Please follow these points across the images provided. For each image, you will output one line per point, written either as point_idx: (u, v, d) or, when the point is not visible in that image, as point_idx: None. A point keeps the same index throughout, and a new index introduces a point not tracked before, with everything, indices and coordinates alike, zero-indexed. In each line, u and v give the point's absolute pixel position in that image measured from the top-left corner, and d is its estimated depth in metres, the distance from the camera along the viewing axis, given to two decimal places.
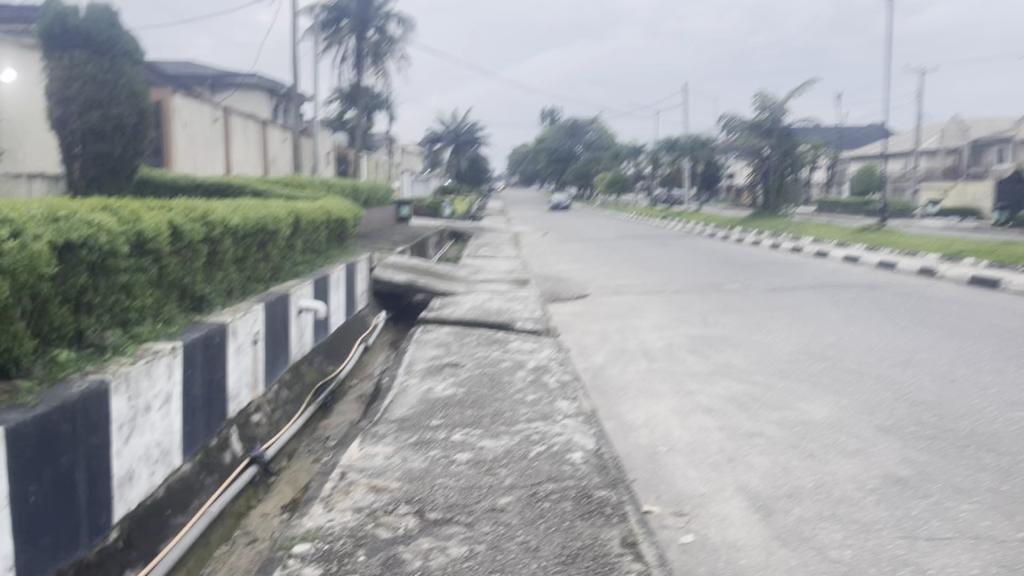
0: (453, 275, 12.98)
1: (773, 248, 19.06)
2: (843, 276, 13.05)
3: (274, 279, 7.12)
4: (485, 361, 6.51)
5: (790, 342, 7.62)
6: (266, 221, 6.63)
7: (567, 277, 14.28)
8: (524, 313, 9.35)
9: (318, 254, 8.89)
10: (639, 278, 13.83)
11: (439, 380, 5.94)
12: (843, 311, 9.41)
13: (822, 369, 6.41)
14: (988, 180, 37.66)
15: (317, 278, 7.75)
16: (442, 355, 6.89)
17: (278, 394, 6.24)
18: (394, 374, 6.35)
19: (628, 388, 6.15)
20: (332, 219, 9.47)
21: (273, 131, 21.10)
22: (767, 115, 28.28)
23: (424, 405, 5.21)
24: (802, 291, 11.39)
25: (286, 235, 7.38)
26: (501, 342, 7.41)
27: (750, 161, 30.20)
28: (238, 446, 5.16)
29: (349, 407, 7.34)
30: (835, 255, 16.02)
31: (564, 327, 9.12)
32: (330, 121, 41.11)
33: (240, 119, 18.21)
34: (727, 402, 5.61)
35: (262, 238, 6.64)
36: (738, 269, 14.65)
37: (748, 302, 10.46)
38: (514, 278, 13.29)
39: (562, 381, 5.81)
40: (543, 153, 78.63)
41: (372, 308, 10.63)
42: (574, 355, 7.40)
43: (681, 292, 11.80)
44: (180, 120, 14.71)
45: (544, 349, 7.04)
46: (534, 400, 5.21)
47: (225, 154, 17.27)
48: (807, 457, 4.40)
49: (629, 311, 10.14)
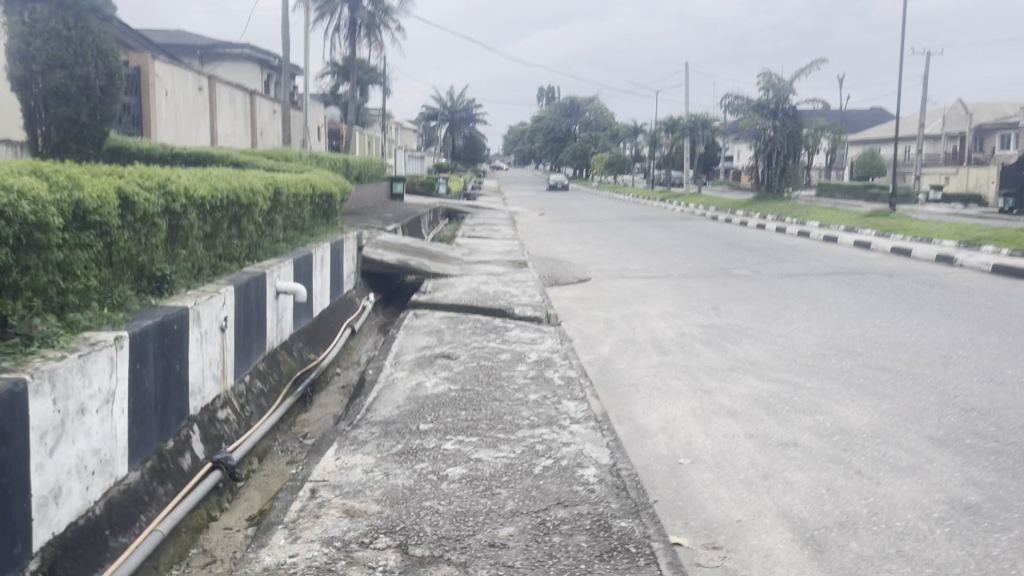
0: (446, 255, 12.33)
1: (780, 231, 18.45)
2: (855, 262, 12.45)
3: (249, 258, 6.47)
4: (480, 352, 5.87)
5: (812, 334, 7.02)
6: (239, 192, 5.96)
7: (566, 260, 13.64)
8: (523, 298, 8.73)
9: (301, 231, 8.24)
10: (642, 261, 13.19)
11: (429, 374, 5.30)
12: (863, 301, 8.81)
13: (852, 367, 5.81)
14: (993, 166, 37.10)
15: (298, 257, 7.11)
16: (434, 344, 6.25)
17: (251, 385, 5.62)
18: (380, 366, 5.71)
19: (639, 384, 5.54)
20: (317, 193, 8.80)
21: (262, 103, 20.32)
22: (771, 95, 27.61)
23: (412, 405, 4.58)
24: (816, 278, 10.78)
25: (263, 209, 6.73)
26: (499, 330, 6.78)
27: (754, 142, 29.55)
28: (199, 448, 4.53)
29: (330, 400, 6.72)
30: (845, 241, 15.41)
31: (566, 313, 8.50)
32: (323, 95, 40.20)
33: (227, 89, 17.43)
34: (752, 404, 5.00)
35: (234, 212, 5.99)
36: (744, 253, 14.04)
37: (761, 290, 9.84)
38: (511, 260, 12.63)
39: (567, 377, 5.19)
40: (540, 132, 77.72)
41: (361, 289, 9.98)
42: (578, 346, 6.78)
43: (688, 276, 11.19)
44: (161, 87, 13.96)
45: (546, 340, 6.40)
46: (536, 400, 4.60)
47: (210, 125, 16.49)
48: (854, 474, 3.79)
49: (633, 297, 9.53)
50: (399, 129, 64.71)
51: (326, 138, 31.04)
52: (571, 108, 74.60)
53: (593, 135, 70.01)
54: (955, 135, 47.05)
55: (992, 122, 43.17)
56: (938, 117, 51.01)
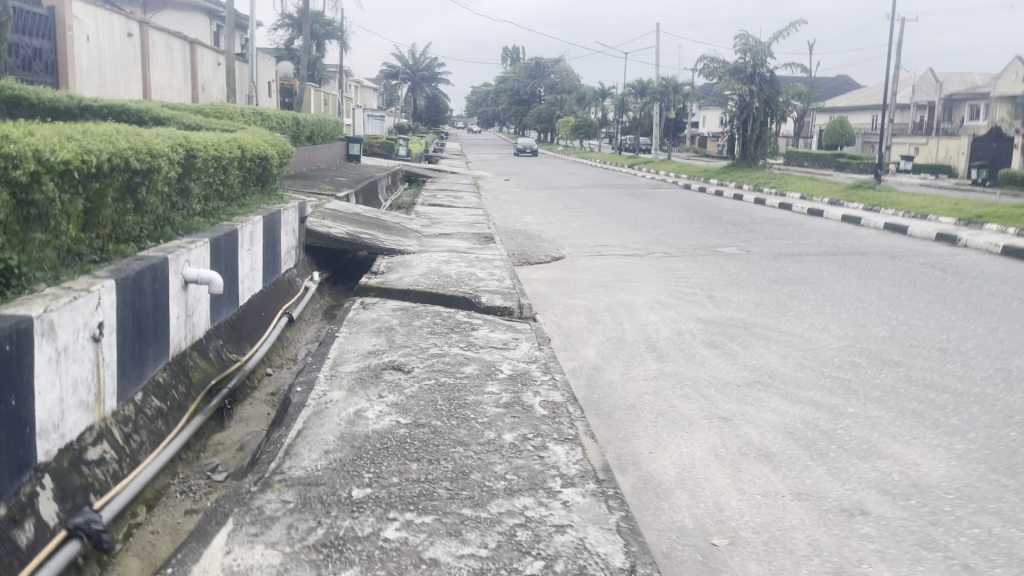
0: (404, 227, 11.05)
1: (760, 202, 17.46)
2: (849, 241, 11.45)
3: (150, 240, 5.17)
4: (438, 363, 4.66)
5: (832, 334, 5.94)
6: (134, 157, 4.63)
7: (537, 233, 12.48)
8: (490, 282, 7.52)
9: (228, 202, 6.93)
10: (618, 236, 12.05)
11: (373, 398, 4.10)
12: (875, 288, 7.79)
13: (897, 384, 4.74)
14: (963, 138, 36.48)
15: (218, 236, 5.82)
16: (381, 349, 5.04)
17: (143, 406, 4.36)
18: (311, 382, 4.50)
19: (640, 407, 4.42)
20: (249, 157, 7.46)
21: (204, 54, 18.69)
22: (749, 58, 26.59)
23: (346, 452, 3.38)
24: (812, 259, 9.74)
25: (172, 176, 5.40)
26: (462, 329, 5.58)
27: (729, 108, 28.49)
28: (49, 511, 3.30)
29: (255, 414, 5.47)
30: (833, 215, 14.44)
31: (540, 301, 7.35)
32: (277, 50, 38.17)
33: (163, 36, 15.75)
34: (788, 441, 3.89)
35: (127, 180, 4.67)
36: (728, 228, 12.97)
37: (756, 273, 8.76)
38: (476, 233, 11.41)
39: (551, 403, 4.02)
40: (505, 93, 75.90)
41: (303, 267, 8.70)
42: (558, 348, 5.64)
43: (672, 255, 10.09)
44: (80, 30, 12.37)
45: (521, 344, 5.22)
46: (513, 445, 3.44)
47: (142, 77, 14.86)
48: (961, 572, 2.71)
49: (615, 280, 8.39)
50: (359, 88, 62.55)
51: (278, 94, 29.31)
52: (537, 69, 72.86)
53: (558, 98, 68.38)
54: (924, 104, 46.50)
55: (962, 92, 42.60)
56: (908, 84, 50.33)
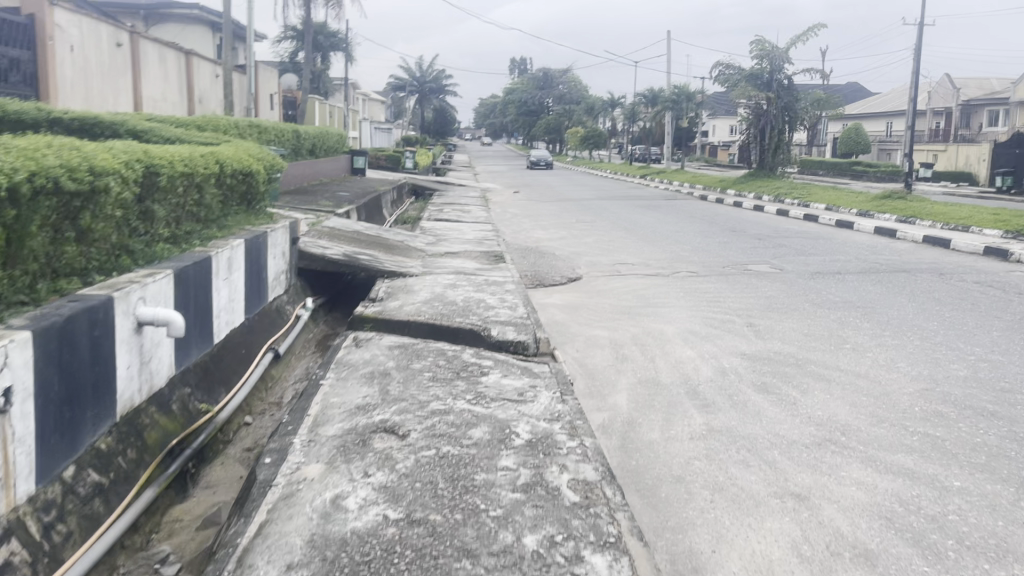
0: (407, 246, 10.23)
1: (784, 213, 16.58)
2: (888, 256, 10.59)
3: (98, 275, 4.36)
4: (440, 425, 3.80)
5: (903, 374, 5.06)
6: (70, 175, 3.83)
7: (549, 250, 11.64)
8: (501, 311, 6.68)
9: (204, 223, 6.11)
10: (637, 253, 11.22)
11: (357, 478, 3.24)
12: (933, 313, 6.93)
13: (1002, 444, 3.87)
14: (984, 144, 35.51)
15: (185, 267, 4.99)
16: (372, 404, 4.17)
17: (74, 484, 3.52)
18: (284, 450, 3.65)
19: (692, 480, 3.57)
20: (231, 172, 6.66)
21: (201, 66, 17.95)
22: (766, 63, 25.75)
23: (315, 570, 2.53)
24: (853, 278, 8.89)
25: (128, 199, 4.59)
26: (469, 374, 4.71)
27: (744, 115, 27.64)
28: None
29: (225, 476, 4.63)
30: (866, 227, 13.55)
31: (558, 332, 6.51)
32: (280, 63, 37.47)
33: (156, 46, 15.01)
34: (888, 533, 3.03)
35: (67, 206, 3.87)
36: (755, 242, 12.10)
37: (796, 295, 7.90)
38: (484, 252, 10.59)
39: (582, 484, 3.16)
40: (513, 104, 75.29)
41: (295, 294, 7.90)
42: (583, 394, 4.79)
43: (700, 275, 9.24)
44: (62, 38, 11.60)
45: (539, 393, 4.36)
46: (538, 557, 2.59)
47: (133, 90, 14.11)
48: None
49: (639, 305, 7.54)
50: (366, 102, 61.99)
51: (280, 108, 28.46)
52: (545, 80, 72.19)
53: (566, 109, 67.60)
54: (941, 110, 45.54)
55: (980, 97, 41.63)
56: (923, 89, 49.40)
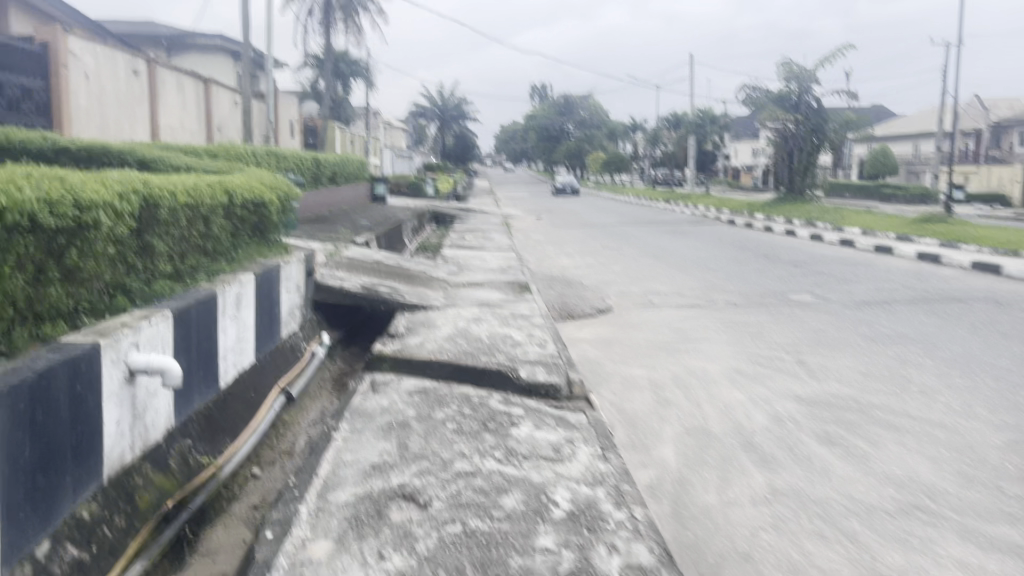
0: (428, 276, 9.78)
1: (819, 237, 16.02)
2: (936, 283, 10.02)
3: (89, 318, 3.95)
4: (466, 492, 3.31)
5: (984, 422, 4.51)
6: (48, 207, 3.44)
7: (577, 280, 11.16)
8: (529, 349, 6.19)
9: (211, 257, 5.70)
10: (669, 282, 10.71)
11: (371, 561, 2.76)
12: (1000, 348, 6.37)
13: None
14: (1017, 165, 34.73)
15: (189, 306, 4.57)
16: (389, 463, 3.69)
17: (48, 563, 3.07)
18: (288, 521, 3.17)
19: (761, 558, 3.05)
20: (241, 202, 6.27)
21: (220, 93, 17.78)
22: (794, 85, 25.19)
23: None
24: (904, 308, 8.33)
25: (123, 233, 4.19)
26: (498, 426, 4.22)
27: (770, 138, 27.11)
28: None
29: (228, 541, 4.15)
30: (907, 252, 12.95)
31: (592, 371, 6.02)
32: (302, 90, 37.59)
33: (174, 74, 14.80)
34: None
35: (49, 241, 3.47)
36: (792, 269, 11.56)
37: (845, 328, 7.35)
38: (509, 282, 10.12)
39: (637, 571, 2.66)
40: (534, 130, 75.23)
41: (310, 329, 7.46)
42: (625, 447, 4.28)
43: (738, 305, 8.71)
44: (76, 66, 11.37)
45: (577, 449, 3.86)
46: None
47: (150, 118, 13.88)
48: None
49: (677, 340, 7.02)
50: (387, 129, 62.12)
51: (300, 135, 28.36)
52: (565, 105, 72.14)
53: (588, 133, 67.38)
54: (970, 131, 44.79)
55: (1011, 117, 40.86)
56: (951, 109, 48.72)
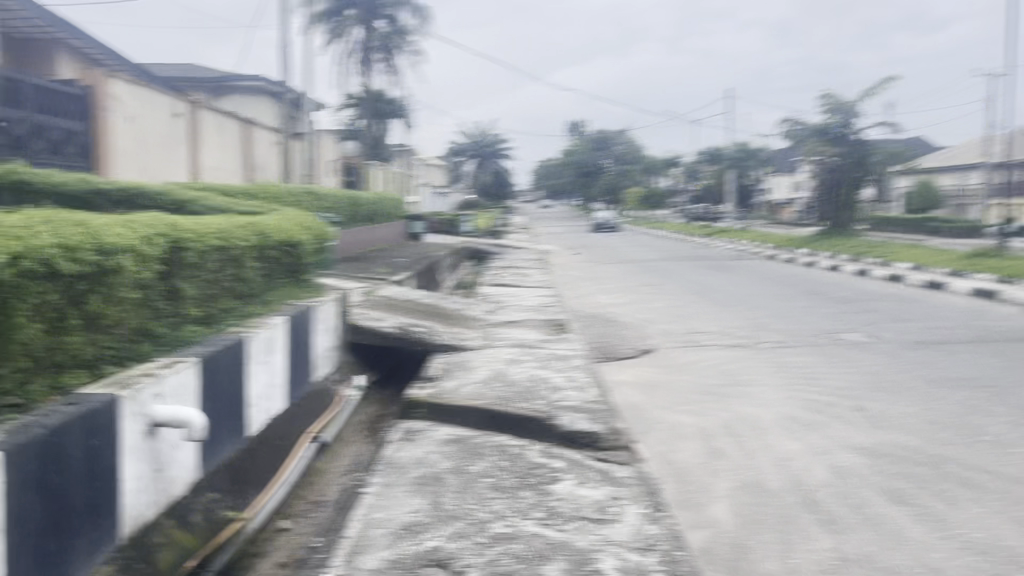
0: (465, 316, 9.58)
1: (867, 273, 15.56)
2: (996, 321, 9.57)
3: (112, 366, 3.78)
4: (505, 560, 3.05)
5: None
6: (64, 254, 3.29)
7: (617, 318, 10.87)
8: (570, 393, 5.92)
9: (243, 299, 5.55)
10: (712, 320, 10.38)
11: None
12: None
13: None
14: None
15: (216, 352, 4.39)
16: (422, 523, 3.44)
17: None
18: None
19: None
20: (274, 243, 6.13)
21: (260, 133, 17.95)
22: (836, 118, 24.83)
23: None
24: (964, 348, 7.91)
25: (149, 278, 4.03)
26: (538, 481, 3.95)
27: (813, 171, 26.69)
28: None
29: None
30: (962, 288, 12.46)
31: (636, 417, 5.72)
32: (341, 129, 38.05)
33: (214, 115, 14.95)
34: None
35: (67, 288, 3.31)
36: (841, 307, 11.15)
37: (903, 370, 6.98)
38: (547, 321, 9.87)
39: None
40: (571, 166, 75.37)
41: (344, 371, 7.27)
42: (675, 505, 3.98)
43: (787, 345, 8.36)
44: (118, 108, 11.49)
45: (624, 509, 3.59)
46: None
47: (190, 158, 13.99)
48: None
49: (725, 383, 6.71)
50: (425, 166, 62.66)
51: (339, 173, 28.58)
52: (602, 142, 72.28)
53: (625, 169, 67.26)
54: None
55: None
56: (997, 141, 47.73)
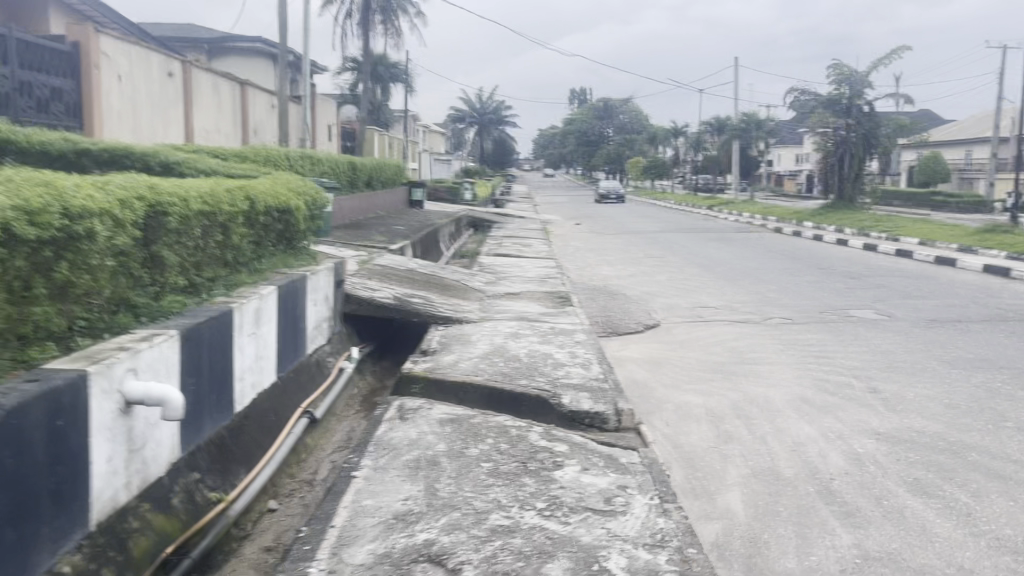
0: (465, 286, 9.31)
1: (875, 247, 15.25)
2: (1011, 299, 9.30)
3: (86, 338, 3.53)
4: (504, 555, 2.82)
5: None
6: (26, 217, 3.02)
7: (620, 291, 10.61)
8: (573, 370, 5.67)
9: (231, 266, 5.28)
10: (718, 294, 10.11)
11: None
12: None
13: None
14: None
15: (200, 323, 4.13)
16: (415, 512, 3.21)
17: None
18: None
19: None
20: (265, 208, 5.85)
21: (257, 96, 17.55)
22: (845, 88, 24.35)
23: None
24: (980, 327, 7.65)
25: (127, 243, 3.77)
26: (539, 466, 3.71)
27: (820, 143, 26.25)
28: None
29: None
30: (974, 264, 12.15)
31: (642, 396, 5.48)
32: (341, 94, 37.49)
33: (209, 76, 14.57)
34: None
35: (31, 253, 3.04)
36: (850, 282, 10.87)
37: (918, 350, 6.72)
38: (549, 293, 9.60)
39: None
40: (574, 135, 74.63)
41: (340, 342, 7.02)
42: (684, 493, 3.75)
43: (795, 322, 8.10)
44: (107, 65, 11.12)
45: (632, 500, 3.35)
46: None
47: (184, 120, 13.64)
48: None
49: (733, 361, 6.46)
50: (426, 133, 62.00)
51: (339, 139, 28.14)
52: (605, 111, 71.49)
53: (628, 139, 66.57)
54: None
55: None
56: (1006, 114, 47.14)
